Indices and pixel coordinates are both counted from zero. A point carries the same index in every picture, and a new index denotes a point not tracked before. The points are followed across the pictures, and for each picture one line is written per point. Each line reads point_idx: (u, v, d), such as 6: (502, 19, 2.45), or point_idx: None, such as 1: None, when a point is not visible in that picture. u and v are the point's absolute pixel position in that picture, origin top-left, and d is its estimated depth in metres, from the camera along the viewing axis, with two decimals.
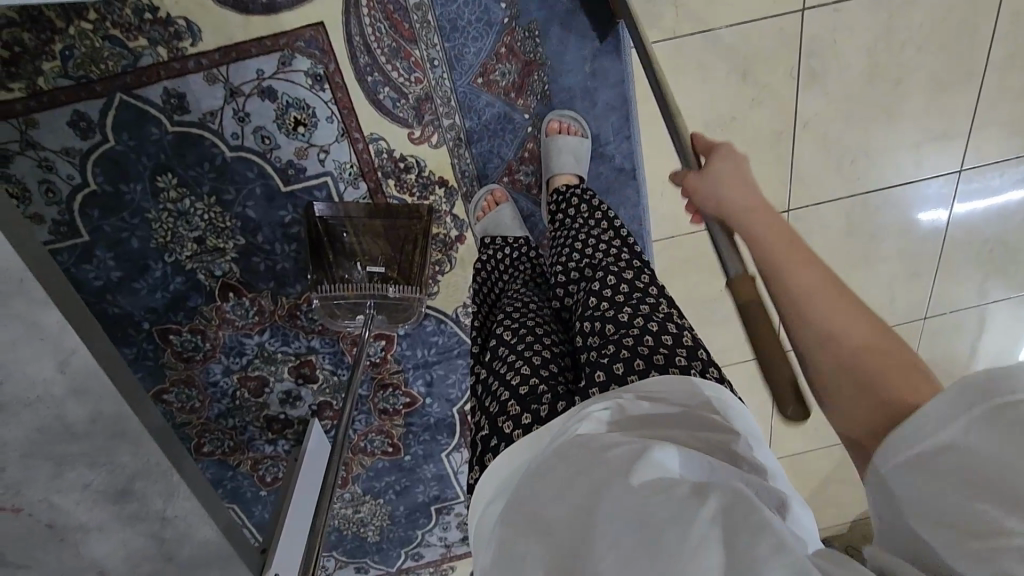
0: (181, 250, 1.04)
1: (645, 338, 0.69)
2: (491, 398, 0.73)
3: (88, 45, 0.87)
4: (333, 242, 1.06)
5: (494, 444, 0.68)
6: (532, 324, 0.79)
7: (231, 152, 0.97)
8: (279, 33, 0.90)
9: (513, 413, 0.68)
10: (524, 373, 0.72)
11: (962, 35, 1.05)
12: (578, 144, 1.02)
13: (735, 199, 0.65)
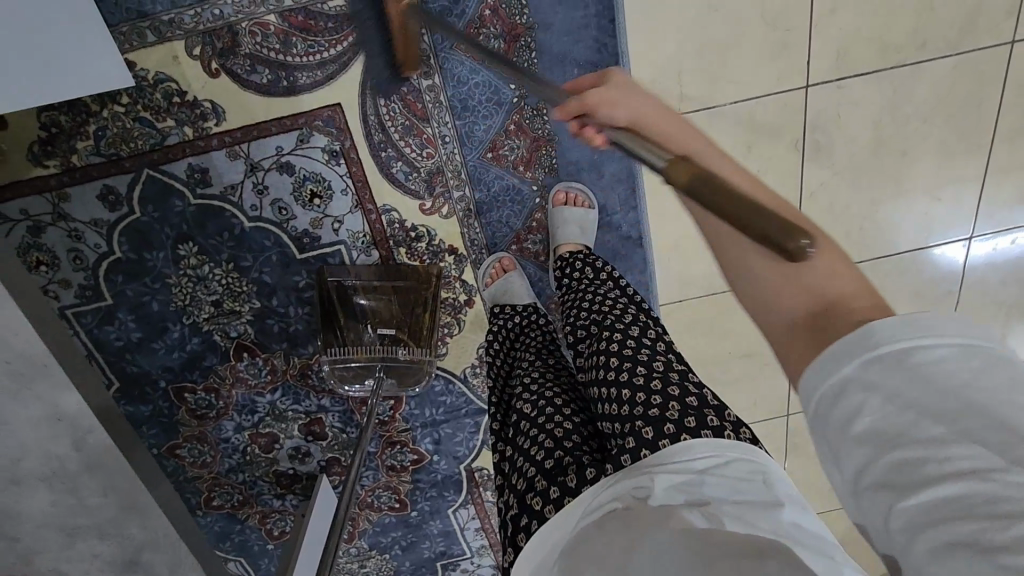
0: (199, 313, 1.08)
1: (671, 403, 0.68)
2: (518, 473, 0.74)
3: (119, 126, 0.92)
4: (346, 305, 1.09)
5: (525, 523, 0.70)
6: (550, 394, 0.80)
7: (250, 223, 1.01)
8: (298, 113, 0.94)
9: (541, 489, 0.69)
10: (548, 446, 0.73)
11: (967, 109, 1.06)
12: (584, 215, 1.03)
13: (642, 107, 0.66)
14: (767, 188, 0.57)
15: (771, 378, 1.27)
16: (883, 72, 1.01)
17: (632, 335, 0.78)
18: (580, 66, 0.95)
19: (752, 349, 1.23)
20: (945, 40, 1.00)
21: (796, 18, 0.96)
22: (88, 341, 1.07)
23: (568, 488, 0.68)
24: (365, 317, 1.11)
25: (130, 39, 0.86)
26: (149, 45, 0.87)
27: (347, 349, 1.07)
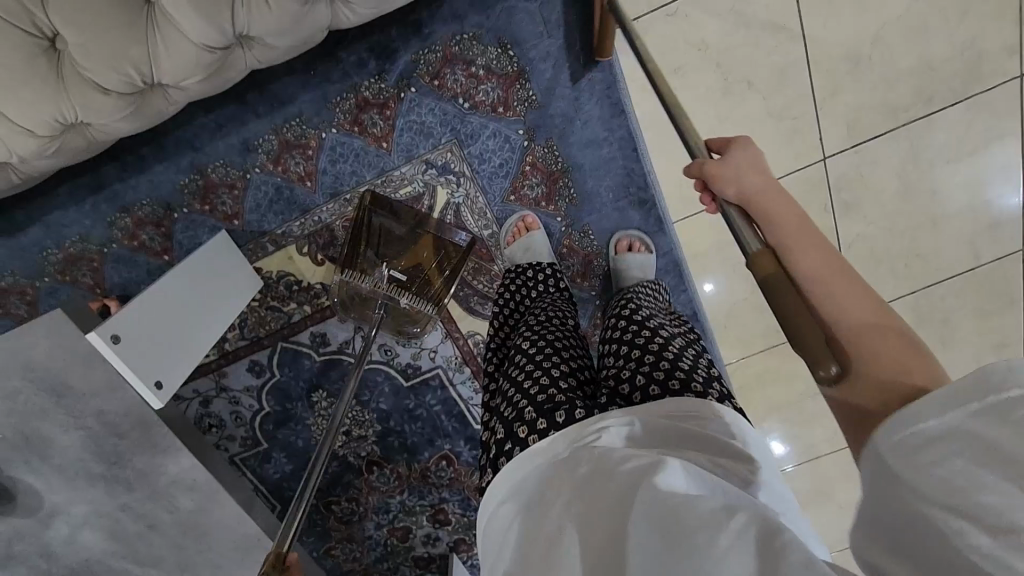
0: (335, 441, 1.30)
1: (674, 369, 0.70)
2: (507, 405, 0.72)
3: (256, 315, 1.15)
4: (369, 231, 1.01)
5: (507, 450, 0.67)
6: (552, 341, 0.81)
7: (364, 365, 1.22)
8: None
9: (529, 419, 0.67)
10: (542, 382, 0.72)
11: (986, 139, 1.11)
12: (646, 260, 1.06)
13: (751, 184, 0.61)
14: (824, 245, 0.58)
15: None
16: (899, 130, 1.08)
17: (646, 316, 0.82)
18: (615, 190, 1.08)
19: None
20: (952, 88, 1.06)
21: (802, 107, 1.05)
22: (254, 479, 1.28)
23: (556, 422, 0.66)
24: (381, 254, 1.03)
25: (256, 252, 1.08)
26: (271, 253, 1.09)
27: (352, 270, 0.99)
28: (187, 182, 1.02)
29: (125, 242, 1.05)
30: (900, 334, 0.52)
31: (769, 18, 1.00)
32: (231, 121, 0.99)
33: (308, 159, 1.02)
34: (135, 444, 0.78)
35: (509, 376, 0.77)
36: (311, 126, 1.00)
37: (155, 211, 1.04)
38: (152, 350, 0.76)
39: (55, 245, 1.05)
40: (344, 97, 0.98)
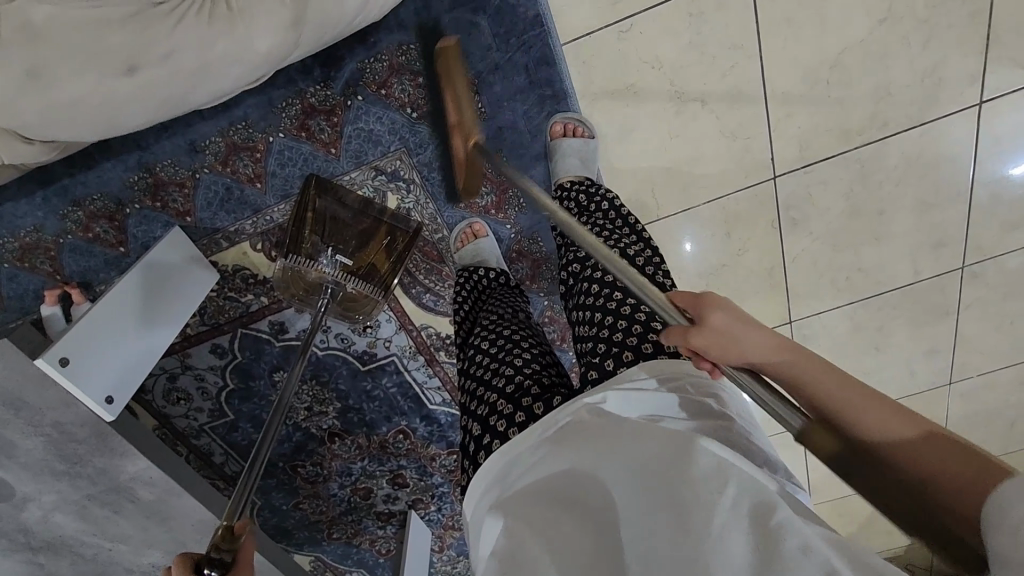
0: (297, 415, 1.37)
1: (649, 332, 0.66)
2: (478, 401, 0.70)
3: (215, 303, 1.20)
4: (317, 216, 1.02)
5: (486, 442, 0.65)
6: (507, 331, 0.79)
7: (322, 351, 1.28)
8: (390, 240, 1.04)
9: (507, 411, 0.65)
10: (511, 375, 0.69)
11: (937, 162, 1.10)
12: (584, 146, 1.02)
13: (748, 338, 0.59)
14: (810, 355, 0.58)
15: None
16: (850, 153, 1.08)
17: None
18: None
19: None
20: (906, 115, 1.05)
21: (755, 127, 1.05)
22: (223, 444, 1.35)
23: (534, 414, 0.63)
24: (328, 238, 1.03)
25: (210, 247, 1.10)
26: (225, 249, 1.10)
27: (297, 254, 1.00)
28: (136, 179, 1.03)
29: (79, 234, 1.07)
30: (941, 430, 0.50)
31: (727, 38, 0.98)
32: (175, 122, 0.98)
33: (256, 161, 1.02)
34: (94, 449, 0.85)
35: (475, 371, 0.74)
36: (258, 130, 1.00)
37: (107, 205, 1.05)
38: (89, 335, 0.84)
39: (10, 234, 1.05)
40: (289, 102, 0.98)
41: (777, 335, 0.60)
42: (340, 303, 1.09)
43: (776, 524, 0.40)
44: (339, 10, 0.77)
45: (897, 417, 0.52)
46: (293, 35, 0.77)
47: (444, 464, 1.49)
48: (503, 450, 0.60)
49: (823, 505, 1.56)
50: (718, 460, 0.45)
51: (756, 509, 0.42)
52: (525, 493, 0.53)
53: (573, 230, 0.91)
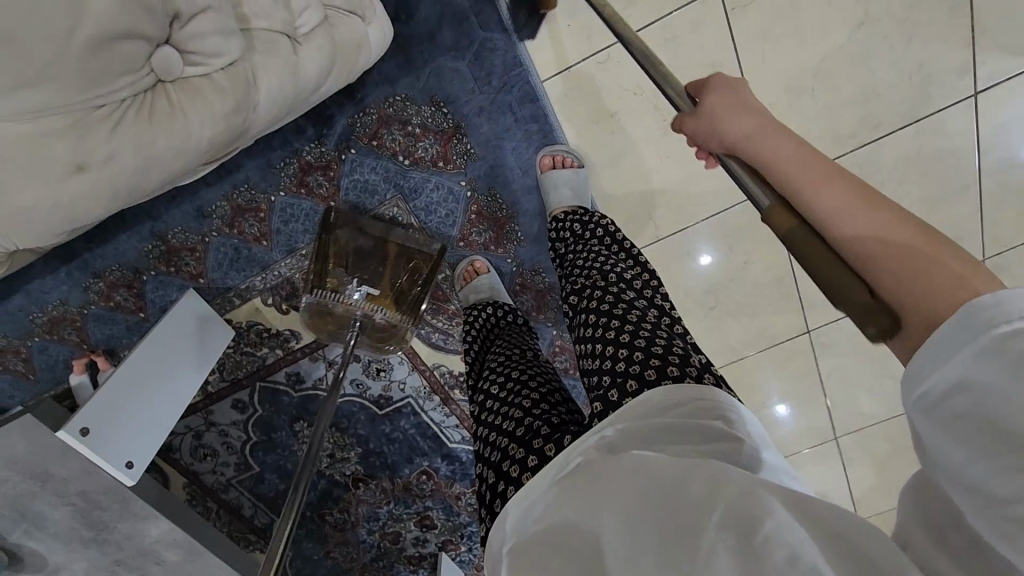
0: (320, 463, 1.38)
1: (649, 360, 0.64)
2: (491, 447, 0.70)
3: (232, 359, 1.22)
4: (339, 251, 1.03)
5: (503, 491, 0.65)
6: (514, 370, 0.79)
7: (339, 398, 1.30)
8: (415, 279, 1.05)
9: (518, 456, 0.65)
10: (522, 417, 0.69)
11: (939, 157, 1.08)
12: (573, 176, 1.03)
13: (743, 125, 0.58)
14: (822, 157, 0.53)
15: (808, 411, 1.36)
16: (847, 157, 1.07)
17: (609, 287, 0.76)
18: None
19: (782, 394, 1.34)
20: (899, 114, 1.04)
21: None
22: (251, 496, 1.35)
23: (546, 455, 0.63)
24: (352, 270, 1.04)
25: (224, 306, 1.13)
26: (238, 306, 1.14)
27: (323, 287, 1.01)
28: (150, 248, 1.08)
29: (101, 303, 1.12)
30: (938, 242, 0.45)
31: (704, 58, 1.00)
32: (182, 191, 1.03)
33: (261, 222, 1.07)
34: (118, 515, 0.88)
35: (487, 416, 0.74)
36: (260, 192, 1.04)
37: (125, 274, 1.09)
38: (122, 399, 0.85)
39: (37, 309, 1.11)
40: (288, 163, 1.02)
41: (781, 125, 0.56)
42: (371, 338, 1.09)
43: (764, 540, 0.40)
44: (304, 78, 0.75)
45: (876, 213, 0.48)
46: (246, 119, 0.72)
47: (470, 502, 1.47)
48: (516, 497, 0.59)
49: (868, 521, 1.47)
50: (712, 485, 0.45)
51: (742, 531, 0.41)
52: (533, 538, 0.52)
53: (571, 259, 0.89)
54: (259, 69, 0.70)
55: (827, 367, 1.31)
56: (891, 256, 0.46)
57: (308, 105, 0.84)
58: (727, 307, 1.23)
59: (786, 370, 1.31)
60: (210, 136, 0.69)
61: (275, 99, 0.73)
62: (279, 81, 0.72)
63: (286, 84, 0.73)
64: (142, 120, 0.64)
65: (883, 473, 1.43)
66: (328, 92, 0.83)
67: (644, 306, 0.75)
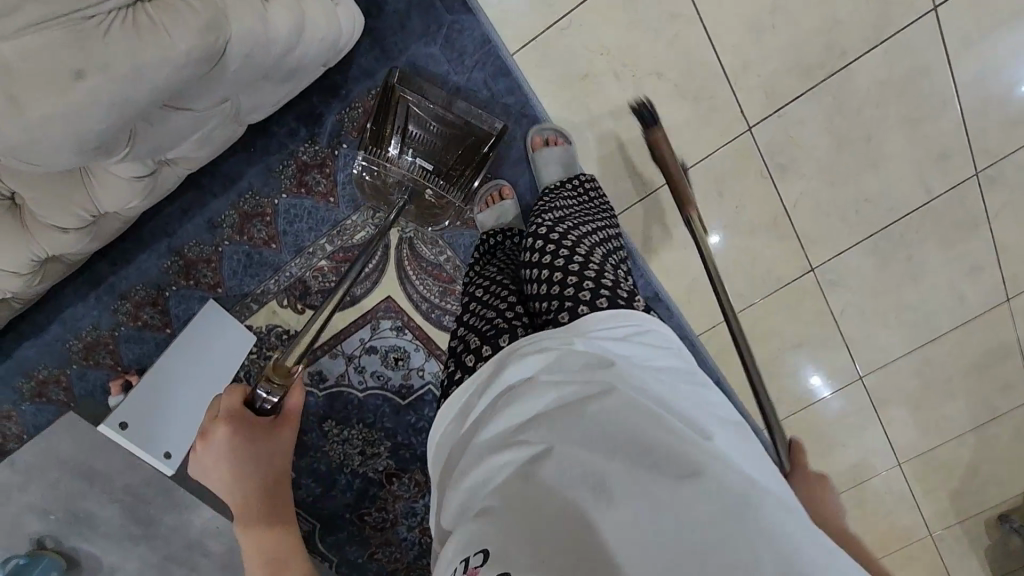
0: (352, 462, 1.38)
1: (600, 288, 0.68)
2: (459, 337, 0.75)
3: (258, 364, 1.24)
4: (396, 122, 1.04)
5: (456, 376, 0.70)
6: (498, 279, 0.83)
7: (362, 392, 1.32)
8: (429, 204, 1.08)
9: (476, 347, 0.70)
10: (492, 318, 0.73)
11: (910, 75, 1.10)
12: (565, 152, 1.09)
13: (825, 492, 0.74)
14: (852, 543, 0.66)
15: (830, 352, 1.35)
16: (818, 88, 1.11)
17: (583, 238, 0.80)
18: None
19: (798, 338, 1.34)
20: (862, 38, 1.08)
21: (714, 87, 1.11)
22: None
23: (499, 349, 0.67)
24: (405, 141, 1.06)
25: (244, 311, 1.18)
26: (256, 311, 1.18)
27: (375, 149, 1.03)
28: (169, 264, 1.15)
29: (130, 323, 1.18)
30: None
31: (663, 11, 1.05)
32: (195, 204, 1.11)
33: (268, 225, 1.13)
34: (163, 507, 0.93)
35: (467, 312, 0.78)
36: (264, 196, 1.11)
37: (148, 291, 1.16)
38: (152, 402, 0.91)
39: (73, 336, 1.19)
40: (284, 164, 1.09)
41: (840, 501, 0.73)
42: (415, 209, 1.12)
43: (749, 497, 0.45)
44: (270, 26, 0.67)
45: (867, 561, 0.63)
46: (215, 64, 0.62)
47: None
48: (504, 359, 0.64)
49: (911, 464, 1.42)
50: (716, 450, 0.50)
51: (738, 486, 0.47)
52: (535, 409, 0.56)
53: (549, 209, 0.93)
54: (227, 4, 0.62)
55: (840, 305, 1.30)
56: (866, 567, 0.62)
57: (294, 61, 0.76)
58: (724, 256, 1.25)
59: (797, 313, 1.31)
60: (180, 70, 0.58)
61: (246, 41, 0.64)
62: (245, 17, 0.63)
63: (255, 32, 0.65)
64: (127, 31, 0.55)
65: (919, 410, 1.38)
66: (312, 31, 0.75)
67: (609, 255, 0.79)
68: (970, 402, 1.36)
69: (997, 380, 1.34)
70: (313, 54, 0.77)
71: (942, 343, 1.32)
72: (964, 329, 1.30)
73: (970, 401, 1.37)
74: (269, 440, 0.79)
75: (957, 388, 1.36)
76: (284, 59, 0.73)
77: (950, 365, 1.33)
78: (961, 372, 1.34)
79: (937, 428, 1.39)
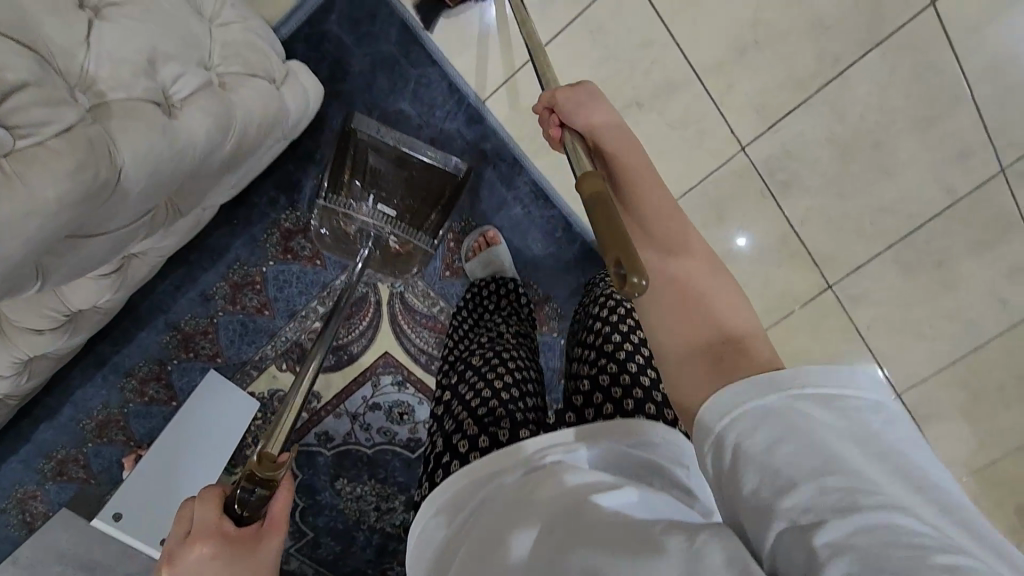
0: (369, 518, 1.26)
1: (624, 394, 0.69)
2: (449, 415, 0.72)
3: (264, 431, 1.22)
4: (358, 163, 0.99)
5: (445, 460, 0.66)
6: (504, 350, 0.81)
7: (372, 449, 1.25)
8: (396, 260, 1.05)
9: (469, 433, 0.66)
10: (487, 398, 0.71)
11: (916, 75, 1.02)
12: None
13: (602, 116, 0.68)
14: (676, 214, 0.62)
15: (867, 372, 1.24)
16: (813, 100, 1.04)
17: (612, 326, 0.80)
18: (541, 240, 1.15)
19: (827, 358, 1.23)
20: (856, 42, 1.01)
21: (701, 110, 1.06)
22: (313, 563, 1.26)
23: (496, 439, 0.65)
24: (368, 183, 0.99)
25: (244, 379, 1.16)
26: (257, 377, 1.16)
27: (336, 194, 0.96)
28: (167, 339, 1.15)
29: (137, 399, 1.17)
30: (724, 299, 0.57)
31: (637, 38, 1.02)
32: (186, 280, 1.12)
33: (259, 293, 1.13)
34: None
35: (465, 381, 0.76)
36: (251, 266, 1.12)
37: (151, 366, 1.16)
38: (147, 489, 0.94)
39: (85, 416, 1.17)
40: (269, 233, 1.11)
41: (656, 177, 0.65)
42: (382, 259, 1.05)
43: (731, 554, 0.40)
44: (182, 135, 0.56)
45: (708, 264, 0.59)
46: (113, 195, 0.51)
47: None
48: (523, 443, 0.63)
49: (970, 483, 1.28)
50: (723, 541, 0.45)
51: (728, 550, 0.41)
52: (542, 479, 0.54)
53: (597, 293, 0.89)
54: (117, 131, 0.51)
55: (866, 320, 1.20)
56: (679, 263, 0.58)
57: (231, 158, 0.67)
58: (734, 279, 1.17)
59: (820, 332, 1.22)
60: (66, 217, 0.46)
61: (145, 161, 0.53)
62: (144, 139, 0.52)
63: (165, 144, 0.54)
64: None
65: (973, 424, 1.25)
66: (253, 115, 0.67)
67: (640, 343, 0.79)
68: None
69: None
70: (250, 141, 0.68)
71: (987, 353, 1.21)
72: (1009, 335, 1.19)
73: None
74: (252, 552, 0.57)
75: (1012, 399, 1.23)
76: (209, 161, 0.62)
77: (1002, 374, 1.22)
78: (1015, 381, 1.22)
79: (995, 442, 1.26)
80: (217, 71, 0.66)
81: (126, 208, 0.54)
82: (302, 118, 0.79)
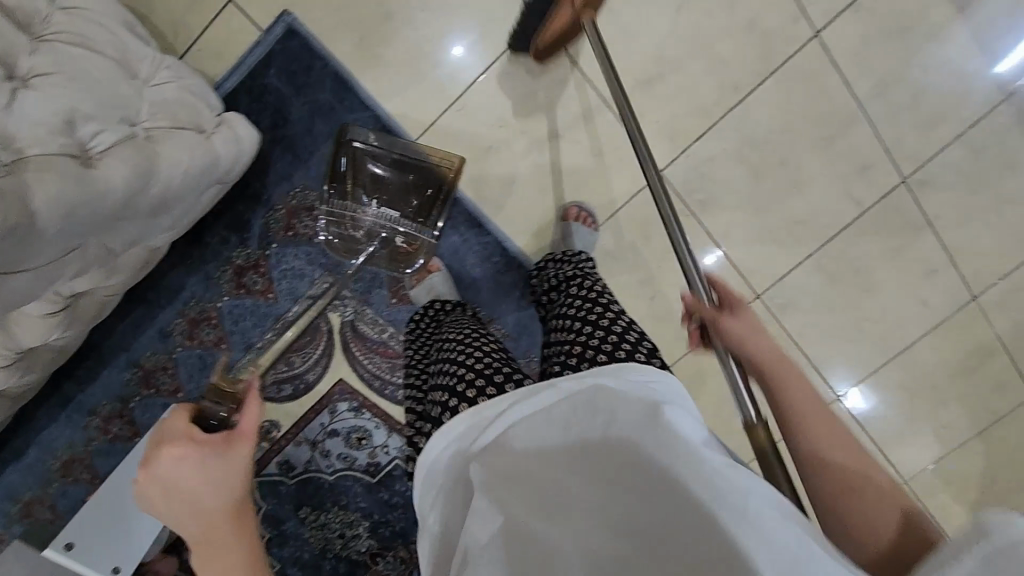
0: (334, 545, 1.29)
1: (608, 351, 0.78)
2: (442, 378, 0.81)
3: None
4: (359, 172, 1.14)
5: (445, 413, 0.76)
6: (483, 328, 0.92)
7: (333, 475, 1.29)
8: (407, 255, 1.18)
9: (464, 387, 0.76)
10: (471, 357, 0.81)
11: (808, 99, 1.13)
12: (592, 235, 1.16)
13: (749, 314, 0.80)
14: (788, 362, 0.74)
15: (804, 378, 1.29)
16: (720, 125, 1.14)
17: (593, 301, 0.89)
18: (479, 264, 1.21)
19: None
20: (752, 70, 1.12)
21: (618, 139, 1.16)
22: None
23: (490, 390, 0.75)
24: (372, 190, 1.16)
25: None
26: None
27: (344, 200, 1.13)
28: (129, 377, 1.20)
29: (101, 437, 1.21)
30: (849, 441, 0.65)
31: (553, 78, 1.13)
32: (145, 319, 1.18)
33: (215, 328, 1.19)
34: None
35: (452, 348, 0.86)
36: (207, 302, 1.18)
37: (113, 404, 1.21)
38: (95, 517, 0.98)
39: (51, 456, 1.21)
40: (223, 270, 1.18)
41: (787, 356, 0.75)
42: (391, 256, 1.18)
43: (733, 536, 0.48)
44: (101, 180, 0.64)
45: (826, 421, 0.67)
46: (26, 235, 0.56)
47: None
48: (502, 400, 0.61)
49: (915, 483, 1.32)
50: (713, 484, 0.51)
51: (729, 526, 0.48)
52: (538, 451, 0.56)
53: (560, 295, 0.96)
54: (35, 181, 0.58)
55: (796, 327, 1.27)
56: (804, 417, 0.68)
57: (155, 200, 0.74)
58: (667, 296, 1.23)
59: None
60: None
61: (62, 204, 0.59)
62: (61, 186, 0.59)
63: (80, 189, 0.61)
64: None
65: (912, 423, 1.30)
66: (176, 161, 0.75)
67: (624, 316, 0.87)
68: (962, 409, 1.29)
69: (983, 383, 1.28)
70: (174, 186, 0.76)
71: (914, 353, 1.27)
72: (932, 334, 1.26)
73: (962, 408, 1.29)
74: (220, 453, 0.55)
75: (944, 396, 1.29)
76: (128, 204, 0.69)
77: (932, 372, 1.27)
78: (945, 379, 1.28)
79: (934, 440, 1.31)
80: (143, 125, 0.75)
81: (42, 249, 0.60)
82: (232, 158, 0.87)
